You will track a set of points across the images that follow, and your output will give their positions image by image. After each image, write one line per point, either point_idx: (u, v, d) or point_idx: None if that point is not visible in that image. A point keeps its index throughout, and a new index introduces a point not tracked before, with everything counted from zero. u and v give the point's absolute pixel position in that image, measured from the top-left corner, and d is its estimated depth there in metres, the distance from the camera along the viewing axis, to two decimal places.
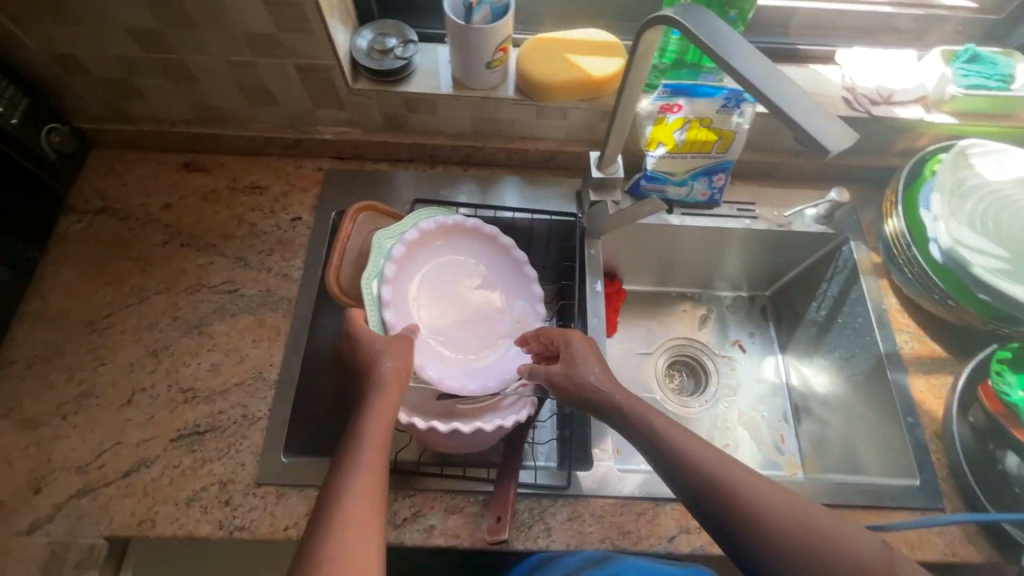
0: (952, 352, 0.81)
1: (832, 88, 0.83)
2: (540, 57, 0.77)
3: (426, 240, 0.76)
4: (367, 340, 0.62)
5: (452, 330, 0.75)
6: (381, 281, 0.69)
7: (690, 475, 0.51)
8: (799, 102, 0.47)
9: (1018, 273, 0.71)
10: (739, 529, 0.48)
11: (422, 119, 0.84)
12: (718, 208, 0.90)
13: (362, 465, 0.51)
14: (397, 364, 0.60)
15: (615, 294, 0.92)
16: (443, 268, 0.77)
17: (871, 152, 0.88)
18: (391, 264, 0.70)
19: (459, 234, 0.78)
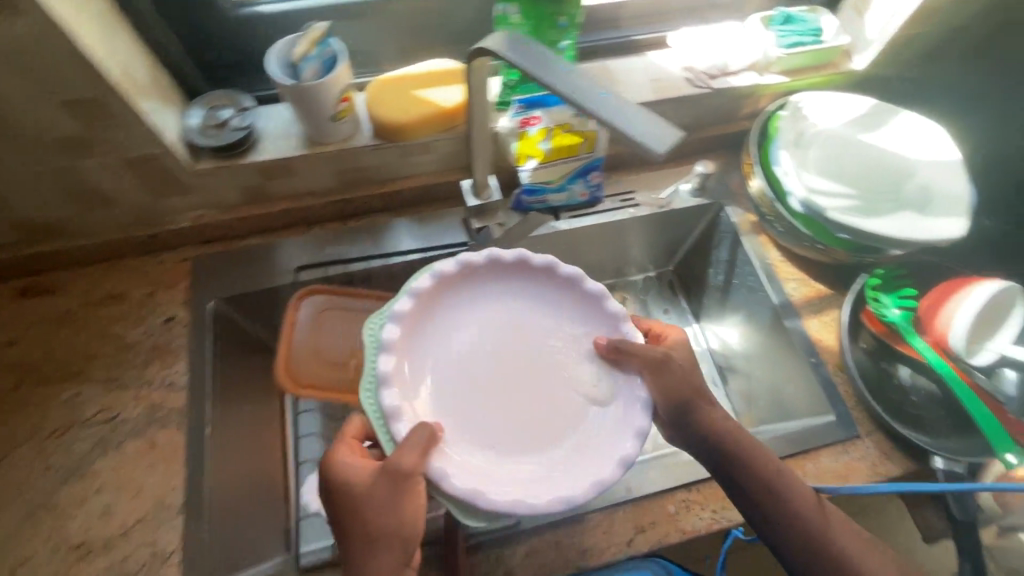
0: (835, 287, 0.86)
1: (673, 71, 0.87)
2: (386, 99, 0.75)
3: (438, 307, 0.61)
4: (348, 481, 0.54)
5: (504, 424, 0.58)
6: (381, 386, 0.53)
7: (783, 508, 0.57)
8: (619, 105, 0.50)
9: (867, 207, 0.79)
10: (789, 530, 0.57)
11: (282, 184, 0.79)
12: (601, 203, 0.92)
13: None
14: (405, 496, 0.52)
15: None
16: (466, 338, 0.61)
17: (723, 121, 0.94)
18: (385, 355, 0.55)
19: (478, 282, 0.63)
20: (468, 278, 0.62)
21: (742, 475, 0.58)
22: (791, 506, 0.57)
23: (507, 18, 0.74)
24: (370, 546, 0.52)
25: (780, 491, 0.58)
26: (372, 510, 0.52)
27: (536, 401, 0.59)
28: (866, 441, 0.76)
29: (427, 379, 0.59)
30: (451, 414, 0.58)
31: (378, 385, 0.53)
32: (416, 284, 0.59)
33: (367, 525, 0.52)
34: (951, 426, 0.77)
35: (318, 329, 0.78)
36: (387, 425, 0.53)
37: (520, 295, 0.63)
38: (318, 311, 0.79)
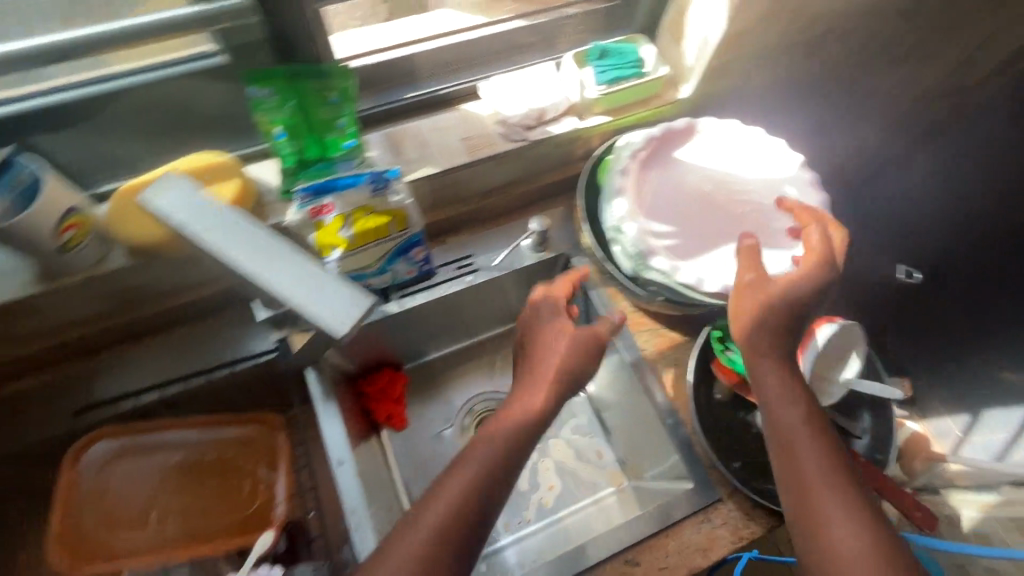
0: (688, 333, 0.82)
1: (486, 125, 0.79)
2: (131, 214, 0.64)
3: (675, 145, 0.75)
4: (549, 316, 0.70)
5: (688, 237, 0.70)
6: (616, 171, 0.73)
7: (815, 458, 0.55)
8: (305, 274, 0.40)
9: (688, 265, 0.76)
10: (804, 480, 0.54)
11: (32, 324, 0.67)
12: (437, 274, 0.84)
13: (444, 487, 0.57)
14: (568, 346, 0.66)
15: (387, 386, 0.92)
16: (689, 168, 0.75)
17: (556, 166, 0.87)
18: (632, 154, 0.73)
19: (702, 136, 0.76)
20: (675, 139, 0.75)
21: (793, 420, 0.57)
22: (826, 465, 0.55)
23: (264, 101, 0.65)
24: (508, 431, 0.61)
25: (807, 453, 0.55)
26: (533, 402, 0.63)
27: (743, 225, 0.71)
28: (728, 502, 0.72)
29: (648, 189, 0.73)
30: (721, 230, 0.71)
31: (614, 196, 0.71)
32: (649, 132, 0.75)
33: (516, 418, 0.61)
34: None
35: (106, 482, 0.70)
36: (615, 200, 0.71)
37: (760, 159, 0.74)
38: (101, 464, 0.70)
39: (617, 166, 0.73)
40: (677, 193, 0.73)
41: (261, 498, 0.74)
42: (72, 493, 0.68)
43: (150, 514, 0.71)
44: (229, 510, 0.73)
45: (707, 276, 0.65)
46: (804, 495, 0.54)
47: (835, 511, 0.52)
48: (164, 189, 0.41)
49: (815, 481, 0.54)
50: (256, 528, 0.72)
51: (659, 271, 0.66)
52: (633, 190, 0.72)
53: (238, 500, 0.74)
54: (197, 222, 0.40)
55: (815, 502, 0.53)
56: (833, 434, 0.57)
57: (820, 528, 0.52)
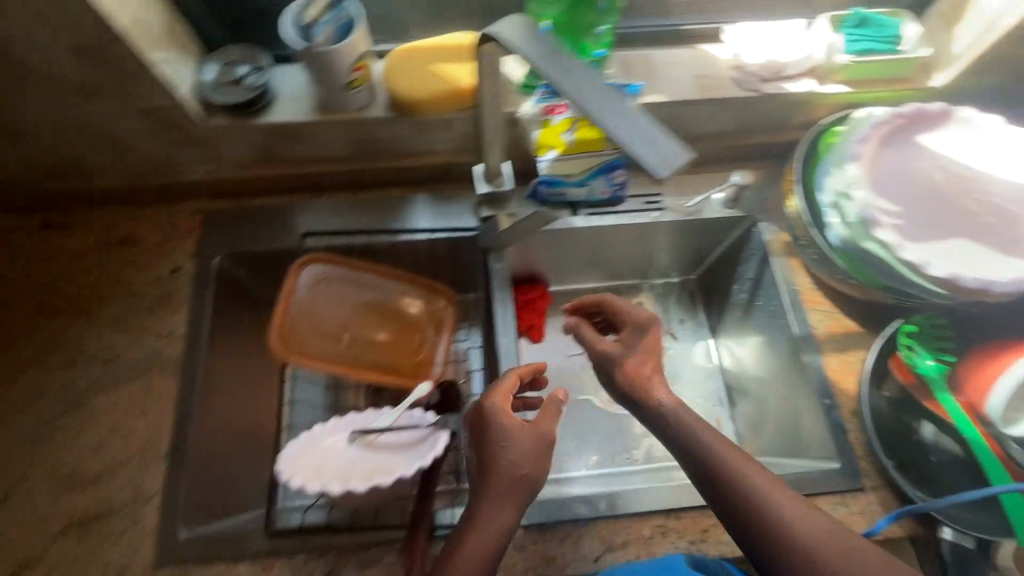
0: (865, 326, 0.79)
1: (721, 68, 0.79)
2: (404, 70, 0.72)
3: (924, 126, 0.72)
4: (502, 433, 0.55)
5: (921, 218, 0.67)
6: (853, 137, 0.71)
7: (727, 495, 0.54)
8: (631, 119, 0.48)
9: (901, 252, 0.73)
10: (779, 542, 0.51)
11: (293, 148, 0.78)
12: (625, 203, 0.86)
13: (483, 521, 0.53)
14: (525, 457, 0.54)
15: (536, 299, 0.96)
16: (934, 153, 0.71)
17: (772, 127, 0.85)
18: (874, 125, 0.72)
19: (952, 125, 0.72)
20: (925, 121, 0.72)
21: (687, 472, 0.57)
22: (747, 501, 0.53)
23: None
24: (514, 477, 0.53)
25: (749, 481, 0.53)
26: (531, 463, 0.54)
27: (985, 222, 0.67)
28: (869, 495, 0.71)
29: (886, 162, 0.70)
30: (960, 220, 0.67)
31: (846, 161, 0.70)
32: (898, 108, 0.73)
33: (508, 468, 0.54)
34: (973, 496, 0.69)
35: (314, 298, 0.79)
36: (847, 164, 0.70)
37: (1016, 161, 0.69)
38: (315, 281, 0.79)
39: (854, 133, 0.72)
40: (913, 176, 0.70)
41: (423, 354, 0.82)
42: (289, 297, 0.77)
43: (342, 335, 0.79)
44: (396, 356, 0.81)
45: (935, 261, 0.63)
46: (763, 526, 0.52)
47: (804, 530, 0.51)
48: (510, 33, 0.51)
49: (768, 502, 0.52)
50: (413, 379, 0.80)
51: (881, 242, 0.65)
52: (869, 160, 0.70)
53: (406, 351, 0.81)
54: (553, 65, 0.49)
55: (775, 522, 0.51)
56: (794, 503, 0.53)
57: (797, 552, 0.50)
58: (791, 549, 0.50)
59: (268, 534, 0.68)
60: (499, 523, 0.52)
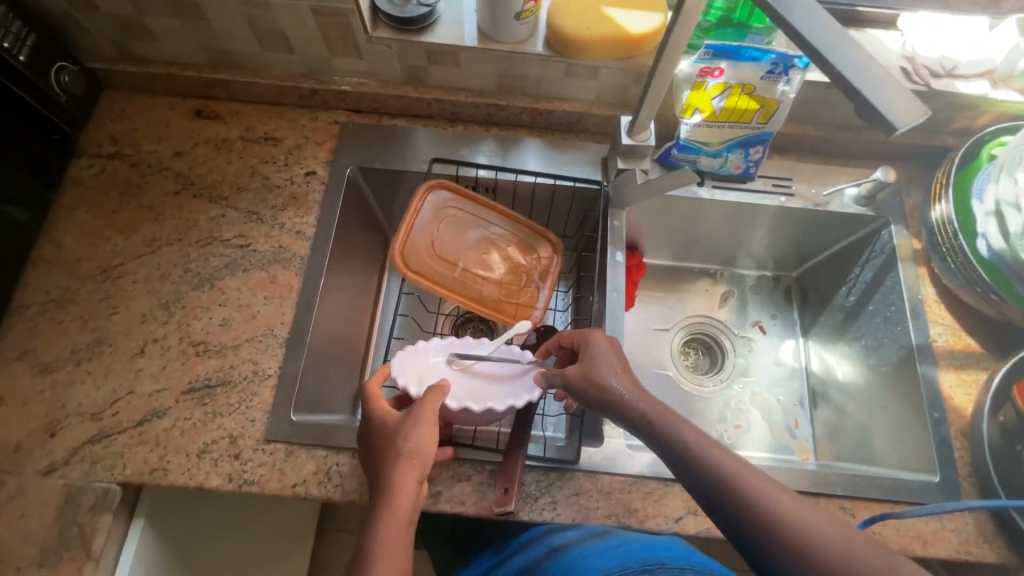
0: (988, 348, 0.76)
1: (891, 56, 0.76)
2: (571, 9, 0.72)
3: None
4: (385, 414, 0.59)
5: None
6: None
7: (706, 483, 0.49)
8: (869, 70, 0.40)
9: None
10: (757, 529, 0.46)
11: (443, 72, 0.80)
12: (752, 182, 0.85)
13: (389, 505, 0.53)
14: (421, 438, 0.57)
15: (634, 267, 0.92)
16: None
17: (923, 129, 0.82)
18: None
19: None
20: None
21: (668, 464, 0.53)
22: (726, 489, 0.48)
23: None
24: (394, 452, 0.56)
25: (730, 466, 0.49)
26: (406, 436, 0.57)
27: None
28: (966, 516, 0.68)
29: None
30: None
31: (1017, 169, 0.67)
32: None
33: (389, 445, 0.57)
34: None
35: (435, 223, 0.81)
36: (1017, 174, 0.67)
37: None
38: (438, 207, 0.81)
39: None
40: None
41: (526, 296, 0.81)
42: (412, 217, 0.80)
43: (456, 262, 0.81)
44: (501, 292, 0.81)
45: None
46: (748, 509, 0.47)
47: (795, 520, 0.45)
48: None
49: (751, 489, 0.47)
50: (512, 317, 0.80)
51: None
52: None
53: (511, 290, 0.81)
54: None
55: (764, 511, 0.46)
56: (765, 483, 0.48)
57: (787, 545, 0.45)
58: (780, 540, 0.45)
59: None
60: (394, 499, 0.53)
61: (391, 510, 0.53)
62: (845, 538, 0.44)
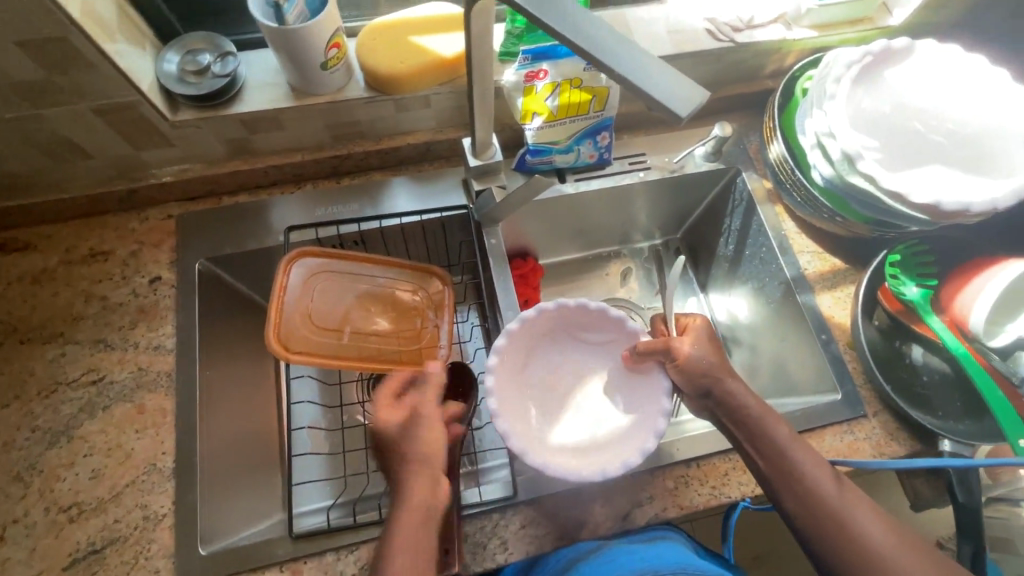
0: (850, 262, 0.83)
1: (695, 22, 0.80)
2: (376, 46, 0.69)
3: (883, 63, 0.74)
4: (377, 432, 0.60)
5: (894, 159, 0.69)
6: (835, 81, 0.72)
7: (738, 423, 0.63)
8: (644, 65, 0.42)
9: (900, 164, 0.69)
10: (775, 463, 0.60)
11: (269, 137, 0.75)
12: (611, 165, 0.87)
13: (404, 511, 0.55)
14: (427, 437, 0.59)
15: (530, 272, 0.93)
16: (901, 89, 0.72)
17: (743, 80, 0.87)
18: (844, 65, 0.73)
19: (916, 61, 0.74)
20: (885, 59, 0.74)
21: (711, 410, 0.65)
22: (775, 447, 0.60)
23: None
24: (399, 463, 0.58)
25: (767, 426, 0.61)
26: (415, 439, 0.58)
27: (958, 158, 0.69)
28: (873, 421, 0.74)
29: (862, 104, 0.71)
30: (937, 153, 0.69)
31: (821, 100, 0.72)
32: (871, 48, 0.73)
33: (396, 456, 0.58)
34: (963, 409, 0.73)
35: (309, 294, 0.76)
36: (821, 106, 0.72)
37: (976, 94, 0.72)
38: (312, 272, 0.76)
39: (830, 75, 0.72)
40: (897, 109, 0.71)
41: (427, 336, 0.79)
42: (281, 298, 0.73)
43: (343, 327, 0.76)
44: (415, 330, 0.79)
45: (918, 190, 0.66)
46: (771, 445, 0.60)
47: (796, 453, 0.60)
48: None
49: (772, 431, 0.61)
50: (426, 360, 0.77)
51: (865, 177, 0.68)
52: (846, 97, 0.71)
53: (410, 336, 0.78)
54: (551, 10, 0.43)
55: (780, 448, 0.60)
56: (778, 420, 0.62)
57: (795, 474, 0.59)
58: (795, 477, 0.59)
59: (294, 537, 0.63)
60: (407, 500, 0.56)
61: (405, 514, 0.55)
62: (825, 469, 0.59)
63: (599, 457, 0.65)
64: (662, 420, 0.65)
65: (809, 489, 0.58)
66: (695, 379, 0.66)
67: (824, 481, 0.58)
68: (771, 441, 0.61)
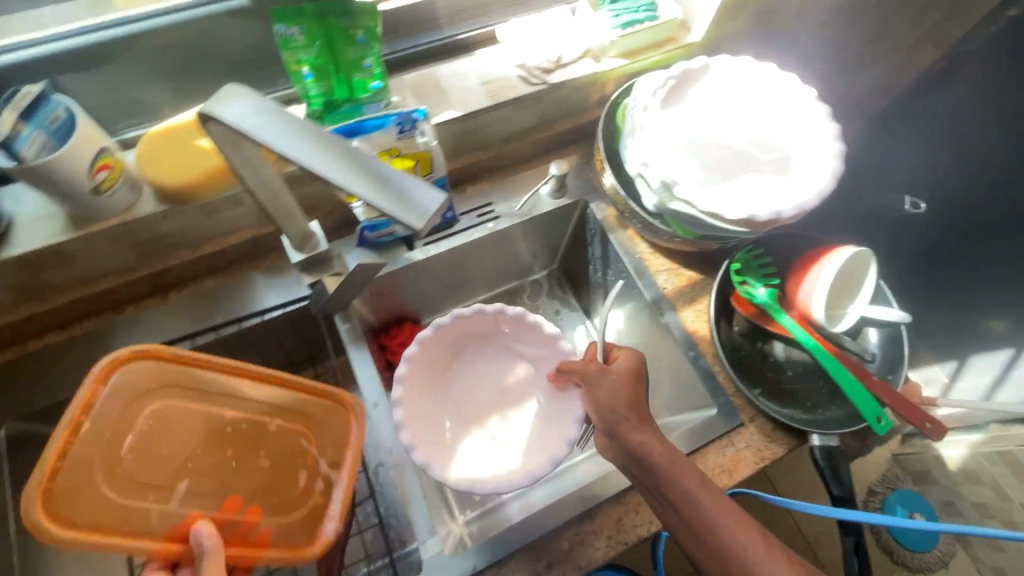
0: (704, 272, 0.85)
1: (505, 70, 0.80)
2: (159, 156, 0.63)
3: (685, 85, 0.76)
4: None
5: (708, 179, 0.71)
6: (642, 111, 0.74)
7: (647, 478, 0.60)
8: (390, 184, 0.40)
9: (714, 182, 0.71)
10: (686, 517, 0.58)
11: (58, 273, 0.66)
12: (459, 222, 0.85)
13: None
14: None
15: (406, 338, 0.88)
16: (706, 107, 0.75)
17: (571, 114, 0.88)
18: (648, 94, 0.74)
19: (716, 78, 0.77)
20: (685, 81, 0.76)
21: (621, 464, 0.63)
22: (686, 500, 0.58)
23: (292, 39, 0.63)
24: None
25: (674, 479, 0.59)
26: None
27: (767, 166, 0.72)
28: (750, 428, 0.75)
29: (672, 128, 0.73)
30: (747, 165, 0.72)
31: (634, 131, 0.73)
32: (670, 72, 0.75)
33: None
34: (828, 395, 0.76)
35: None
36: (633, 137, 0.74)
37: (772, 102, 0.75)
38: (139, 389, 0.49)
39: (638, 105, 0.74)
40: (704, 126, 0.74)
41: (316, 500, 0.57)
42: (87, 412, 0.45)
43: None
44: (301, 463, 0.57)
45: (732, 207, 0.68)
46: (679, 498, 0.58)
47: (705, 503, 0.58)
48: (226, 101, 0.40)
49: (679, 482, 0.59)
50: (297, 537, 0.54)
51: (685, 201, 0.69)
52: (655, 125, 0.73)
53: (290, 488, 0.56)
54: (285, 138, 0.39)
55: (689, 500, 0.58)
56: (688, 465, 0.60)
57: (705, 526, 0.57)
58: (706, 530, 0.57)
59: None
60: None
61: None
62: (735, 516, 0.57)
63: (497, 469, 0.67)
64: (564, 446, 0.67)
65: (720, 543, 0.56)
66: (604, 412, 0.64)
67: (734, 530, 0.56)
68: (680, 493, 0.58)
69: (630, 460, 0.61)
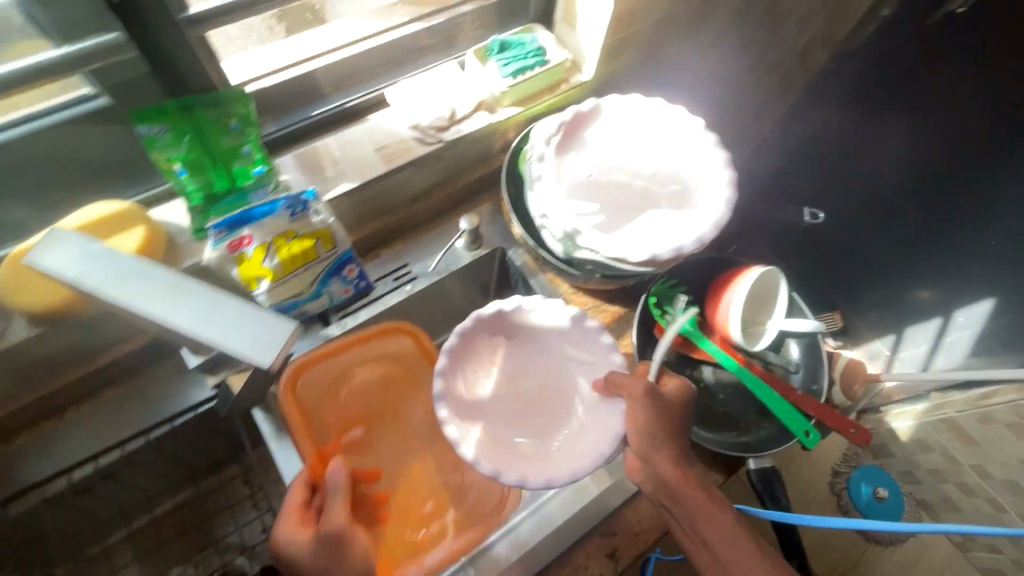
0: (628, 305, 0.85)
1: (398, 133, 0.78)
2: (24, 276, 0.58)
3: (577, 129, 0.76)
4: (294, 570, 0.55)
5: (610, 221, 0.71)
6: (536, 161, 0.74)
7: (680, 513, 0.60)
8: (221, 313, 0.40)
9: (616, 224, 0.71)
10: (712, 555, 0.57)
11: None
12: (374, 290, 0.83)
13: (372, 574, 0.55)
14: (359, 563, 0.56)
15: None
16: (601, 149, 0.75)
17: (475, 164, 0.87)
18: (541, 144, 0.75)
19: (608, 118, 0.78)
20: (577, 125, 0.77)
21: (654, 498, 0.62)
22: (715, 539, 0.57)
23: (157, 139, 0.60)
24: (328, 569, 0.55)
25: (703, 517, 0.59)
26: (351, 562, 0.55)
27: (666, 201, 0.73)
28: None
29: (568, 175, 0.73)
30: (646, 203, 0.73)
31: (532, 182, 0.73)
32: (561, 119, 0.76)
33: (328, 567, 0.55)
34: (759, 412, 0.78)
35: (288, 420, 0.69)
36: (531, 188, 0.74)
37: (664, 135, 0.76)
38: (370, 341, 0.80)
39: (532, 156, 0.74)
40: (600, 169, 0.74)
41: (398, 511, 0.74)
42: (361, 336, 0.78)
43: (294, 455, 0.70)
44: (422, 455, 0.80)
45: (634, 249, 0.68)
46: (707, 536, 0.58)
47: (731, 541, 0.57)
48: (48, 250, 0.40)
49: (709, 521, 0.58)
50: (399, 562, 0.69)
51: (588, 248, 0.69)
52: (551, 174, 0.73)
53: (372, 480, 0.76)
54: (103, 277, 0.39)
55: (714, 538, 0.58)
56: (721, 502, 0.60)
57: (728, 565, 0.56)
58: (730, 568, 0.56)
59: None
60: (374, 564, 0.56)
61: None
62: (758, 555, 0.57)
63: (525, 466, 0.63)
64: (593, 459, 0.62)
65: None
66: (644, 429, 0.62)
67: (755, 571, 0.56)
68: (709, 530, 0.58)
69: (669, 495, 0.60)
